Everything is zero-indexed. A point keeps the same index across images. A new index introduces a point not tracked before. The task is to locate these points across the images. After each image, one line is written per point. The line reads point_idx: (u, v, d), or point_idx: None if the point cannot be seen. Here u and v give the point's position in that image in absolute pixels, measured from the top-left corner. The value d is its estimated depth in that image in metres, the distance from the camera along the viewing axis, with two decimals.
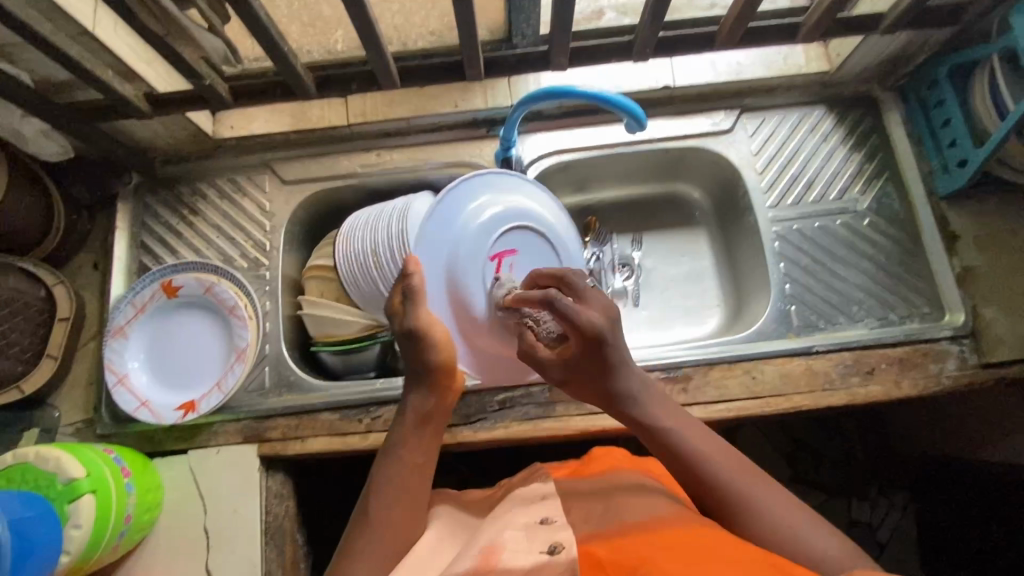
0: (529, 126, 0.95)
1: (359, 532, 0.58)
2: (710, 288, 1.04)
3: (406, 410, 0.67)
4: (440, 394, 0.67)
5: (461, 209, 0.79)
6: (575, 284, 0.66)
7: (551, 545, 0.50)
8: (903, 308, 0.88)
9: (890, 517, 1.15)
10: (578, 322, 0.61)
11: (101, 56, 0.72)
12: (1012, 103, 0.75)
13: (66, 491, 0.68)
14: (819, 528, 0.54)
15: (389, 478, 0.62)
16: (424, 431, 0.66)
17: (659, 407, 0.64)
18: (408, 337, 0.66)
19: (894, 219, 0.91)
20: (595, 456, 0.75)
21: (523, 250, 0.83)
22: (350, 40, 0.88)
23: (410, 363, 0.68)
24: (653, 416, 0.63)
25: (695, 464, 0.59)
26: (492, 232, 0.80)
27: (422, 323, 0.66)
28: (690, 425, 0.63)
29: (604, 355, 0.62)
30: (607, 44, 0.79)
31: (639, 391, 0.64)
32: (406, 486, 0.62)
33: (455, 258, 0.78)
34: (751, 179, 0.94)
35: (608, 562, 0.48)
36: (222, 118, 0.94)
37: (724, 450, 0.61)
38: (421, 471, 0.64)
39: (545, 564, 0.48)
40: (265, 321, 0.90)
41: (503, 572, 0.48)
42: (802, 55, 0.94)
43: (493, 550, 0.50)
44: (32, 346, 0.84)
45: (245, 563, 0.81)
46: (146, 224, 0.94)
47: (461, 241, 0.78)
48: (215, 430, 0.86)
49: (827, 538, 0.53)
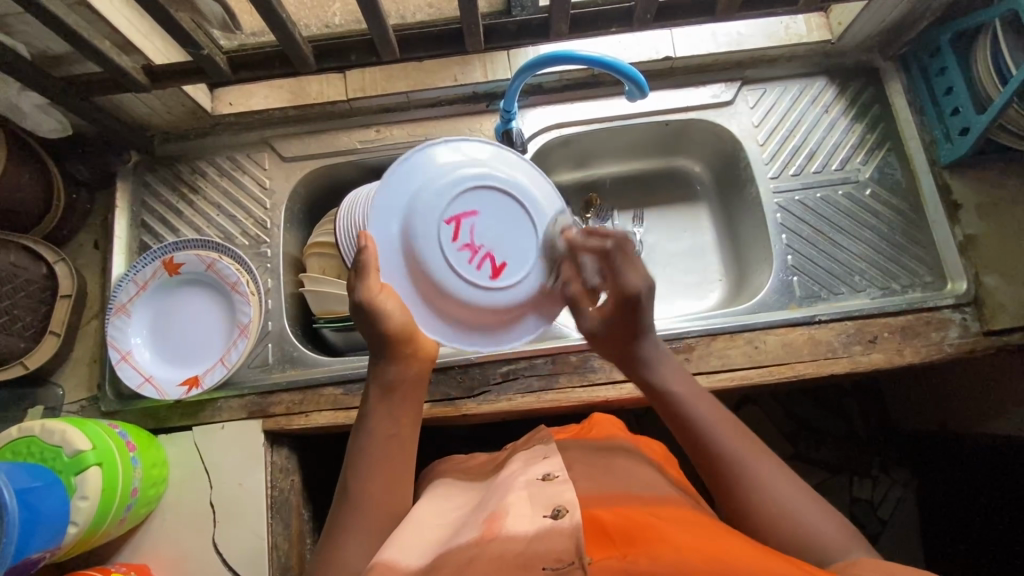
0: (530, 99, 0.94)
1: (343, 508, 0.59)
2: (712, 262, 1.04)
3: (372, 384, 0.64)
4: (409, 363, 0.64)
5: (410, 190, 0.68)
6: (619, 249, 0.65)
7: (554, 509, 0.48)
8: (906, 277, 0.88)
9: (891, 493, 1.18)
10: (621, 283, 0.64)
11: (98, 28, 0.72)
12: (1013, 66, 0.75)
13: (72, 463, 0.68)
14: (820, 512, 0.55)
15: (367, 453, 0.61)
16: (397, 403, 0.63)
17: (675, 376, 0.66)
18: (363, 312, 0.62)
19: (896, 188, 0.91)
20: (594, 422, 0.76)
21: (490, 214, 0.70)
22: (348, 13, 0.87)
23: (369, 340, 0.64)
24: (666, 383, 0.65)
25: (703, 430, 0.61)
26: (459, 191, 0.69)
27: (373, 295, 0.62)
28: (701, 394, 0.64)
29: (637, 321, 0.65)
30: (608, 11, 0.78)
31: (656, 359, 0.66)
32: (384, 461, 0.60)
33: (408, 241, 0.67)
34: (752, 151, 0.94)
35: (612, 527, 0.47)
36: (221, 95, 0.93)
37: (731, 420, 0.62)
38: (397, 443, 0.62)
39: (547, 530, 0.46)
40: (268, 298, 0.90)
41: (503, 538, 0.47)
42: (803, 25, 0.93)
43: (496, 515, 0.50)
44: (34, 323, 0.83)
45: (251, 538, 0.82)
46: (146, 203, 0.94)
47: (409, 226, 0.67)
48: (220, 406, 0.86)
49: (829, 524, 0.54)
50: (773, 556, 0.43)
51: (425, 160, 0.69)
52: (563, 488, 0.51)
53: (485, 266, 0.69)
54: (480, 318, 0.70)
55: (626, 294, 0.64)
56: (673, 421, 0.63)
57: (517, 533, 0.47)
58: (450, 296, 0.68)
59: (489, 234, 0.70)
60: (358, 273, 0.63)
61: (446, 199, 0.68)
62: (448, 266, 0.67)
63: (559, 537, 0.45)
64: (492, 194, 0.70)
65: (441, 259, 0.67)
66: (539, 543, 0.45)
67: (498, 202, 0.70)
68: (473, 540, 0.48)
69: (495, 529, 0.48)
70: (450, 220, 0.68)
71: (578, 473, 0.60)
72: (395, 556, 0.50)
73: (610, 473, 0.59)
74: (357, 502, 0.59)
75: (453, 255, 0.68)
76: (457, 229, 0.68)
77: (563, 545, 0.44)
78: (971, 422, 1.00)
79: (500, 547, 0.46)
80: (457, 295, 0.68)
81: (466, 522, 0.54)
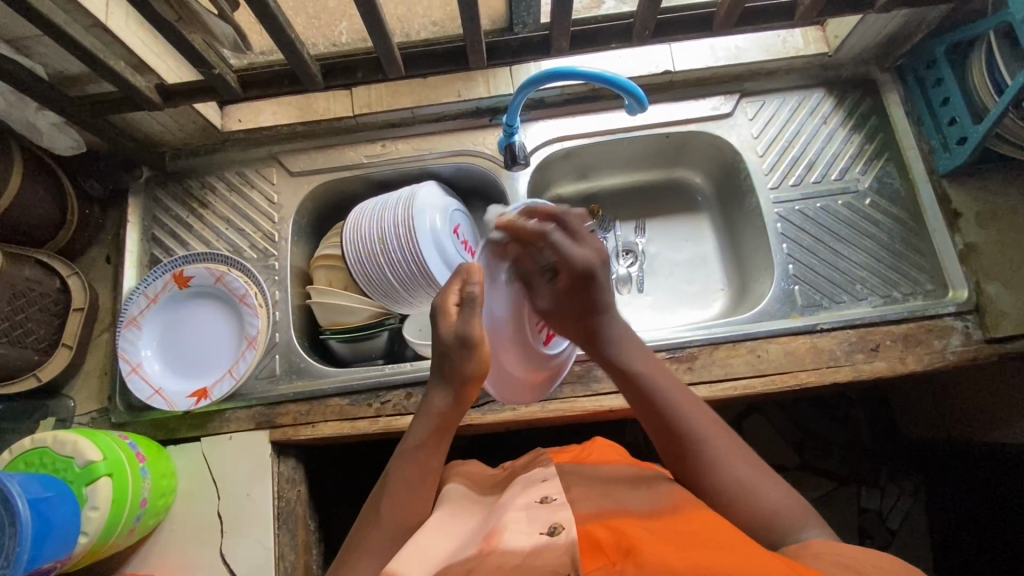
0: (532, 114, 0.97)
1: (374, 528, 0.59)
2: (714, 272, 1.05)
3: (427, 415, 0.65)
4: (462, 404, 0.65)
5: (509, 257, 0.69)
6: (573, 222, 0.70)
7: (551, 527, 0.49)
8: (906, 286, 0.88)
9: (900, 503, 1.17)
10: (573, 256, 0.68)
11: (114, 49, 0.74)
12: (1010, 77, 0.75)
13: (83, 474, 0.69)
14: (766, 478, 0.58)
15: (404, 477, 0.62)
16: (441, 443, 0.64)
17: (637, 354, 0.68)
18: (460, 346, 0.62)
19: (895, 198, 0.92)
20: (596, 445, 0.77)
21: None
22: (354, 32, 0.90)
23: (445, 369, 0.64)
24: (630, 359, 0.67)
25: (665, 401, 0.63)
26: None
27: (476, 337, 0.61)
28: (661, 370, 0.67)
29: (592, 295, 0.68)
30: (608, 28, 0.80)
31: (616, 340, 0.69)
32: (417, 488, 0.62)
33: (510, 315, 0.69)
34: (752, 161, 0.95)
35: (607, 542, 0.49)
36: (231, 112, 0.96)
37: (692, 399, 0.64)
38: (433, 474, 0.63)
39: (544, 546, 0.47)
40: (275, 310, 0.92)
41: (504, 551, 0.47)
42: (800, 39, 0.95)
43: (494, 531, 0.50)
44: (47, 336, 0.85)
45: (259, 548, 0.82)
46: (156, 217, 0.96)
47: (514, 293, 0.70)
48: (227, 417, 0.87)
49: (779, 492, 0.57)
50: (761, 555, 0.45)
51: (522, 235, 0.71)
52: (559, 509, 0.51)
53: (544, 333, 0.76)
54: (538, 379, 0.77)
55: (581, 265, 0.68)
56: (638, 397, 0.65)
57: (516, 547, 0.47)
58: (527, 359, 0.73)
59: None
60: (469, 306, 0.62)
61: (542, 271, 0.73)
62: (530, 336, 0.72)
63: (553, 552, 0.46)
64: None
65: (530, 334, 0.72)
66: (535, 557, 0.46)
67: None
68: (472, 554, 0.49)
69: (492, 543, 0.48)
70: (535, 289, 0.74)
71: (577, 494, 0.60)
72: (399, 566, 0.50)
73: (610, 489, 0.60)
74: (382, 523, 0.59)
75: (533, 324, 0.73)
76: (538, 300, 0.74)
77: (559, 559, 0.45)
78: (977, 429, 1.00)
79: (498, 559, 0.46)
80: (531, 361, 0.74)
81: (464, 535, 0.55)
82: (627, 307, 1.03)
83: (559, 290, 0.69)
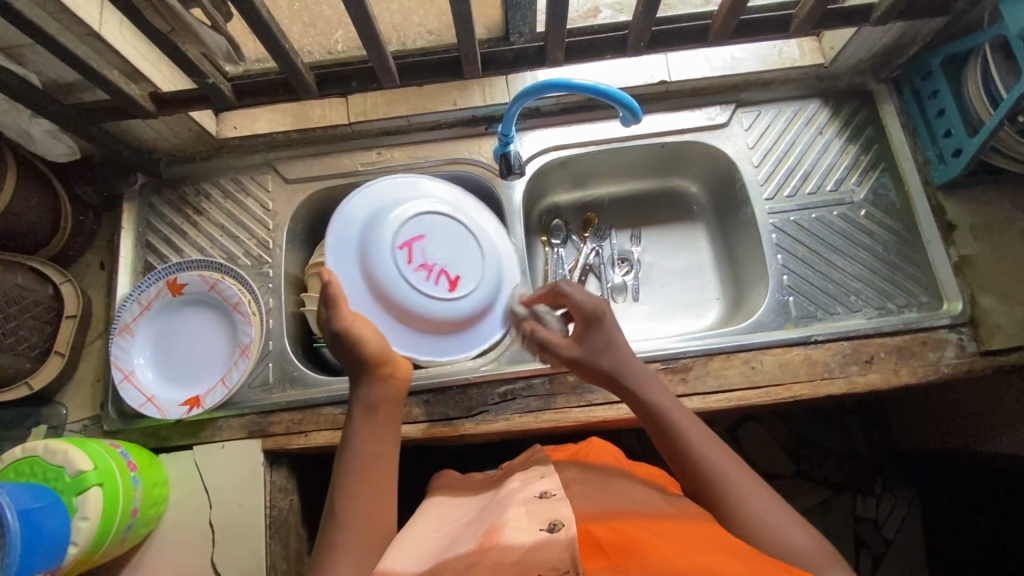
0: (529, 123, 0.97)
1: (336, 525, 0.59)
2: (709, 281, 1.04)
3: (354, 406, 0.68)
4: (384, 384, 0.68)
5: (354, 231, 0.83)
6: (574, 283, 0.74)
7: (551, 523, 0.49)
8: (901, 298, 0.88)
9: (896, 512, 1.17)
10: (580, 307, 0.72)
11: (108, 58, 0.74)
12: (1004, 90, 0.75)
13: (73, 484, 0.69)
14: (791, 520, 0.56)
15: (358, 468, 0.62)
16: (377, 423, 0.66)
17: (660, 396, 0.67)
18: (336, 339, 0.68)
19: (891, 209, 0.92)
20: (593, 445, 0.76)
21: (434, 234, 0.84)
22: (350, 40, 0.89)
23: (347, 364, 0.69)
24: (649, 395, 0.67)
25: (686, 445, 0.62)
26: (401, 224, 0.83)
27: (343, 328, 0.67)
28: (684, 413, 0.65)
29: (597, 341, 0.71)
30: (603, 39, 0.80)
31: (639, 383, 0.68)
32: (365, 477, 0.62)
33: (372, 278, 0.81)
34: (748, 171, 0.95)
35: (607, 543, 0.48)
36: (226, 119, 0.96)
37: (710, 436, 0.63)
38: (379, 459, 0.64)
39: (543, 541, 0.47)
40: (269, 318, 0.92)
41: (505, 546, 0.48)
42: (796, 49, 0.95)
43: (495, 527, 0.51)
44: (40, 343, 0.85)
45: (250, 557, 0.82)
46: (151, 223, 0.96)
47: (367, 258, 0.81)
48: (220, 425, 0.87)
49: (800, 532, 0.55)
50: (755, 562, 0.46)
51: (370, 210, 0.84)
52: (558, 504, 0.52)
53: (442, 281, 0.83)
54: (447, 327, 0.84)
55: (586, 315, 0.72)
56: (660, 438, 0.65)
57: (515, 542, 0.48)
58: (416, 312, 0.82)
59: (437, 254, 0.84)
60: (329, 306, 0.68)
61: (393, 231, 0.82)
62: (407, 286, 0.81)
63: (553, 548, 0.46)
64: (433, 219, 0.85)
65: (405, 286, 0.81)
66: (537, 551, 0.46)
67: (447, 229, 0.85)
68: (472, 550, 0.50)
69: (493, 539, 0.50)
70: (402, 248, 0.82)
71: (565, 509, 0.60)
72: None
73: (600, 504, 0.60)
74: (346, 519, 0.59)
75: (410, 275, 0.81)
76: (409, 255, 0.82)
77: (559, 554, 0.45)
78: (971, 440, 1.00)
79: (499, 556, 0.47)
80: (425, 311, 0.82)
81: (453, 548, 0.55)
82: (622, 315, 1.03)
83: (571, 346, 0.73)
